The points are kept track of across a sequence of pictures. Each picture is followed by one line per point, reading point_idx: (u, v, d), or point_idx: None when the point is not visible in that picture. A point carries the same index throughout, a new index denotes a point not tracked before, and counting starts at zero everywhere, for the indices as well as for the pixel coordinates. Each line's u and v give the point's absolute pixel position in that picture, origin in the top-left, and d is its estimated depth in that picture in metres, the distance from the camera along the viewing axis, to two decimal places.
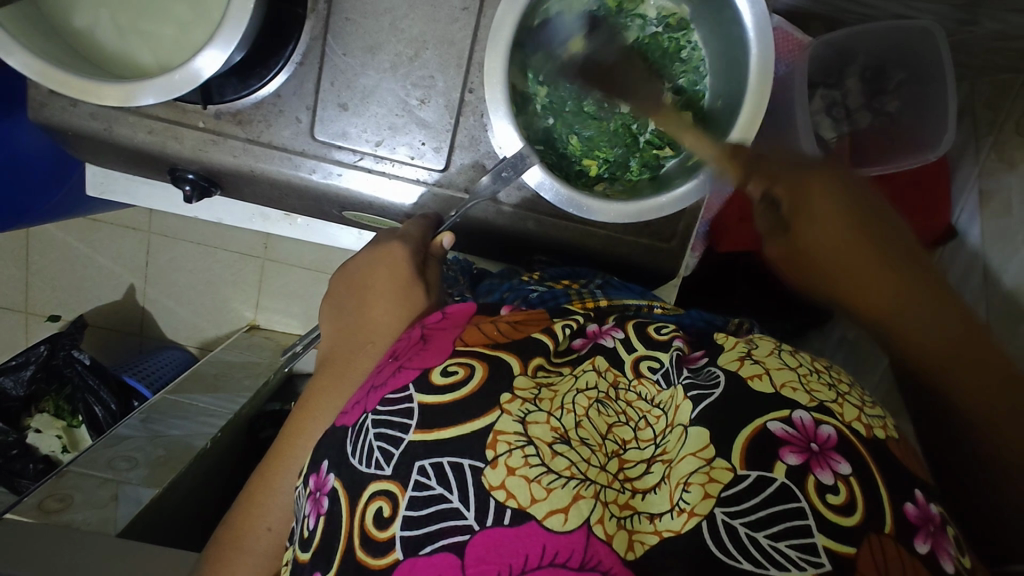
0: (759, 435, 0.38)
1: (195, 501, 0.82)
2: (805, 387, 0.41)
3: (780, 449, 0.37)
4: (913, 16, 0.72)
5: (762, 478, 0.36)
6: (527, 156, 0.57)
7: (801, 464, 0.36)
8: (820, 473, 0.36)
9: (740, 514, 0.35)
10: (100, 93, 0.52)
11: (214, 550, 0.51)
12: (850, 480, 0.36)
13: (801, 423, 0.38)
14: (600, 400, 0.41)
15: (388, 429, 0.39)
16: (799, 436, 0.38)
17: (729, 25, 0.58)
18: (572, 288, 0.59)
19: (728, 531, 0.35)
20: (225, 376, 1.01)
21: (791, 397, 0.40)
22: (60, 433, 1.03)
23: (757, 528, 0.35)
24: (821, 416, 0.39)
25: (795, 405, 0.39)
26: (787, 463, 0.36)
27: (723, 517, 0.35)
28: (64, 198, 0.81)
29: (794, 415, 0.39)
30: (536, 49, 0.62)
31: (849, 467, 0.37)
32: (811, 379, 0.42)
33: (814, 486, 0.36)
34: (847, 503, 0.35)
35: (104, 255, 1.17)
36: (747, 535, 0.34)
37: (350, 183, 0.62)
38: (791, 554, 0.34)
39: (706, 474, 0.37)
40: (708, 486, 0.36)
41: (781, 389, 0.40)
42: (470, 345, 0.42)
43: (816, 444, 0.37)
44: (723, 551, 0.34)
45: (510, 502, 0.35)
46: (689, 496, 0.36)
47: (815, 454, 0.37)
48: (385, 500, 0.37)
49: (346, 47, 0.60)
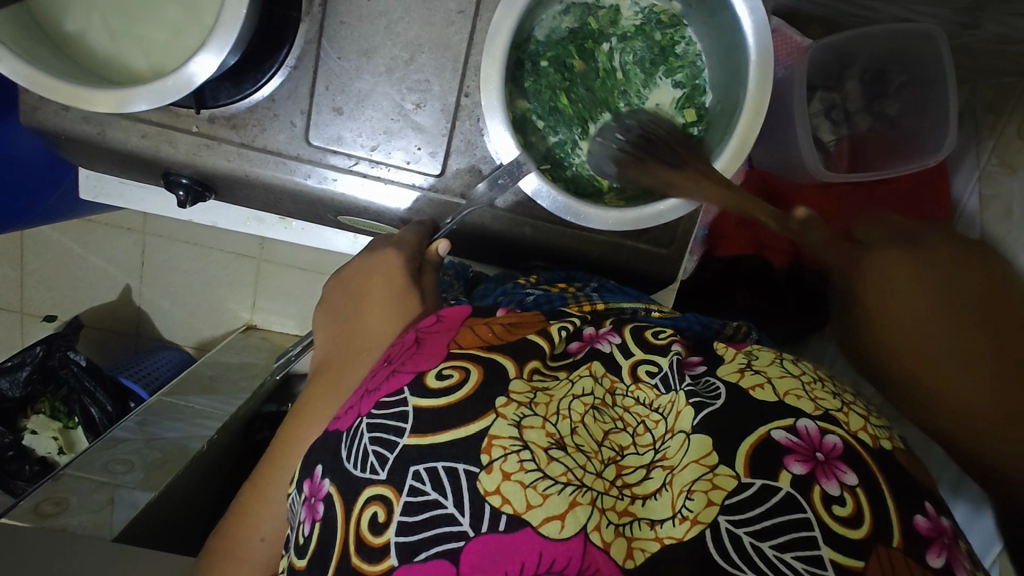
0: (762, 443, 0.38)
1: (191, 504, 0.82)
2: (810, 396, 0.40)
3: (784, 458, 0.37)
4: (913, 20, 0.72)
5: (767, 487, 0.36)
6: (523, 164, 0.56)
7: (806, 473, 0.36)
8: (826, 484, 0.36)
9: (745, 523, 0.35)
10: (91, 99, 0.52)
11: (209, 558, 0.50)
12: (856, 492, 0.36)
13: (806, 431, 0.38)
14: (597, 406, 0.40)
15: (384, 433, 0.38)
16: (803, 445, 0.37)
17: (722, 18, 0.57)
18: (568, 291, 0.59)
19: (732, 540, 0.34)
20: (221, 377, 1.01)
21: (795, 406, 0.39)
22: (56, 434, 1.02)
23: (761, 537, 0.34)
24: (828, 425, 0.39)
25: (800, 414, 0.39)
26: (793, 472, 0.36)
27: (727, 526, 0.35)
28: (57, 200, 0.80)
29: (799, 424, 0.38)
30: (530, 61, 0.61)
31: (855, 478, 0.36)
32: (816, 388, 0.41)
33: (820, 496, 0.35)
34: (855, 516, 0.35)
35: (99, 256, 1.17)
36: (752, 544, 0.34)
37: (345, 187, 0.62)
38: (797, 566, 0.33)
39: (709, 481, 0.36)
40: (711, 493, 0.36)
41: (784, 399, 0.40)
42: (465, 348, 0.41)
43: (822, 453, 0.37)
44: (727, 561, 0.34)
45: (505, 507, 0.34)
46: (692, 503, 0.36)
47: (821, 463, 0.37)
48: (380, 504, 0.37)
49: (341, 50, 0.59)
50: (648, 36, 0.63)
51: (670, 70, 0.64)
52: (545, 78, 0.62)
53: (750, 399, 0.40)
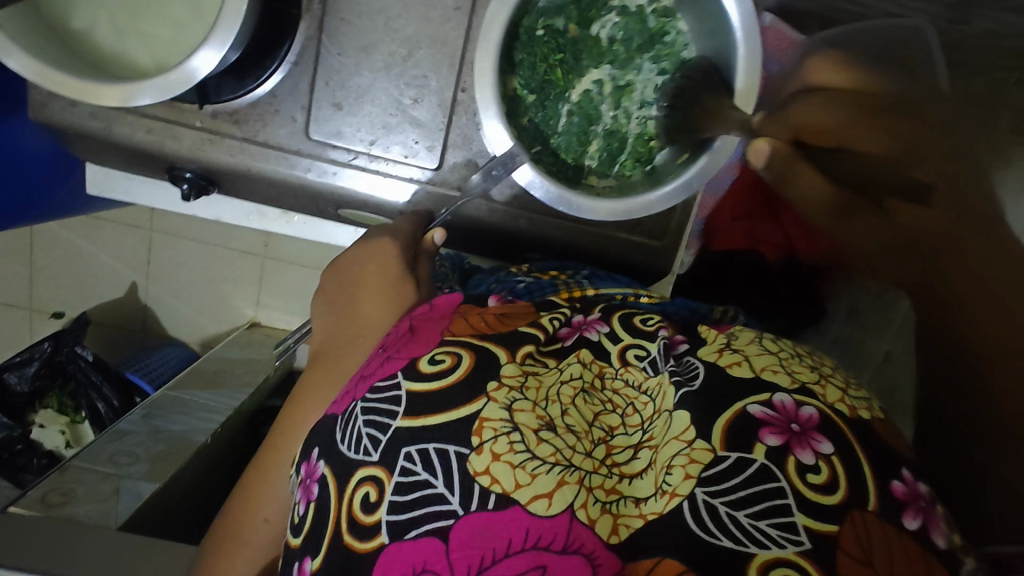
0: (739, 418, 0.38)
1: (195, 494, 0.83)
2: (786, 370, 0.41)
3: (759, 429, 0.37)
4: (903, 15, 0.75)
5: (742, 459, 0.36)
6: (517, 155, 0.58)
7: (781, 444, 0.37)
8: (801, 454, 0.36)
9: (721, 493, 0.35)
10: (97, 92, 0.53)
11: (215, 541, 0.51)
12: (831, 460, 0.36)
13: (782, 404, 0.38)
14: (586, 390, 0.41)
15: (377, 416, 0.39)
16: (779, 417, 0.38)
17: (712, 15, 0.58)
18: (559, 278, 0.60)
19: (708, 510, 0.35)
20: (225, 373, 1.02)
21: (771, 380, 0.40)
22: (64, 428, 1.03)
23: (737, 507, 0.35)
24: (804, 397, 0.39)
25: (776, 388, 0.39)
26: (768, 444, 0.37)
27: (704, 498, 0.35)
28: (65, 195, 0.82)
29: (775, 398, 0.39)
30: (526, 32, 0.60)
31: (830, 447, 0.37)
32: (791, 362, 0.42)
33: (794, 466, 0.36)
34: (829, 482, 0.36)
35: (107, 253, 1.19)
36: (728, 513, 0.35)
37: (346, 181, 0.63)
38: (770, 533, 0.34)
39: (687, 456, 0.37)
40: (689, 467, 0.36)
41: (760, 374, 0.40)
42: (457, 336, 0.42)
43: (796, 424, 0.37)
44: (703, 529, 0.34)
45: (494, 487, 0.35)
46: (672, 478, 0.37)
47: (796, 434, 0.37)
48: (372, 485, 0.38)
49: (341, 47, 0.61)
50: (641, 22, 0.63)
51: (654, 56, 0.64)
52: (538, 61, 0.62)
53: (730, 375, 0.40)
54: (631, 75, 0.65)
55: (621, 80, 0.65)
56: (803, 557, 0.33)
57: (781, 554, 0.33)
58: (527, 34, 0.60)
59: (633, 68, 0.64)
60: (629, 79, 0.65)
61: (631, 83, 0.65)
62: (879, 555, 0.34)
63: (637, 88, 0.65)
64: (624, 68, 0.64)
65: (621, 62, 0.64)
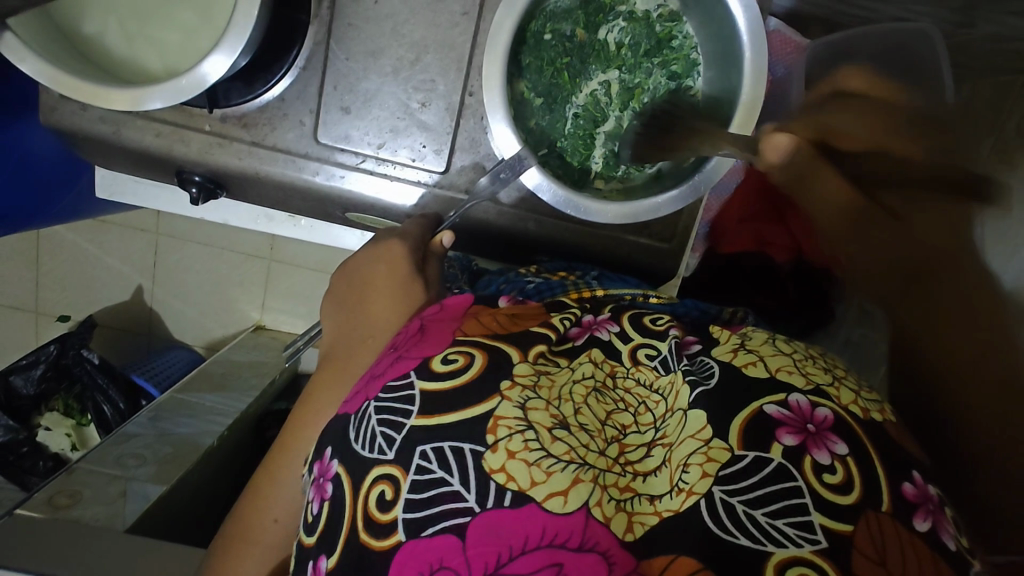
0: (755, 418, 0.38)
1: (202, 497, 0.83)
2: (801, 371, 0.41)
3: (776, 429, 0.37)
4: (912, 20, 0.75)
5: (759, 457, 0.36)
6: (524, 158, 0.58)
7: (798, 444, 0.37)
8: (818, 454, 0.36)
9: (739, 492, 0.35)
10: (108, 96, 0.54)
11: (225, 540, 0.51)
12: (847, 460, 0.36)
13: (797, 405, 0.38)
14: (598, 389, 0.42)
15: (391, 416, 0.39)
16: (795, 417, 0.38)
17: (719, 20, 0.59)
18: (569, 278, 0.61)
19: (727, 509, 0.35)
20: (232, 375, 1.03)
21: (787, 380, 0.40)
22: (69, 431, 1.04)
23: (755, 505, 0.35)
24: (819, 398, 0.39)
25: (792, 388, 0.39)
26: (785, 444, 0.37)
27: (722, 496, 0.35)
28: (74, 199, 0.82)
29: (791, 398, 0.39)
30: (533, 37, 0.61)
31: (846, 448, 0.37)
32: (807, 364, 0.42)
33: (811, 465, 0.36)
34: (845, 482, 0.36)
35: (114, 256, 1.19)
36: (745, 512, 0.35)
37: (353, 184, 0.64)
38: (788, 531, 0.34)
39: (704, 454, 0.37)
40: (707, 465, 0.37)
41: (776, 374, 0.41)
42: (470, 335, 0.42)
43: (812, 425, 0.38)
44: (720, 527, 0.35)
45: (510, 484, 0.36)
46: (689, 476, 0.37)
47: (812, 434, 0.37)
48: (387, 483, 0.38)
49: (349, 52, 0.61)
50: (648, 26, 0.64)
51: (663, 60, 0.65)
52: (547, 64, 0.63)
53: (742, 375, 0.41)
54: (640, 78, 0.65)
55: (630, 83, 0.65)
56: (818, 556, 0.33)
57: (798, 552, 0.33)
58: (535, 40, 0.61)
59: (642, 70, 0.65)
60: (638, 81, 0.65)
61: (639, 85, 0.65)
62: (891, 556, 0.34)
63: (644, 91, 0.65)
64: (634, 70, 0.65)
65: (630, 65, 0.65)
